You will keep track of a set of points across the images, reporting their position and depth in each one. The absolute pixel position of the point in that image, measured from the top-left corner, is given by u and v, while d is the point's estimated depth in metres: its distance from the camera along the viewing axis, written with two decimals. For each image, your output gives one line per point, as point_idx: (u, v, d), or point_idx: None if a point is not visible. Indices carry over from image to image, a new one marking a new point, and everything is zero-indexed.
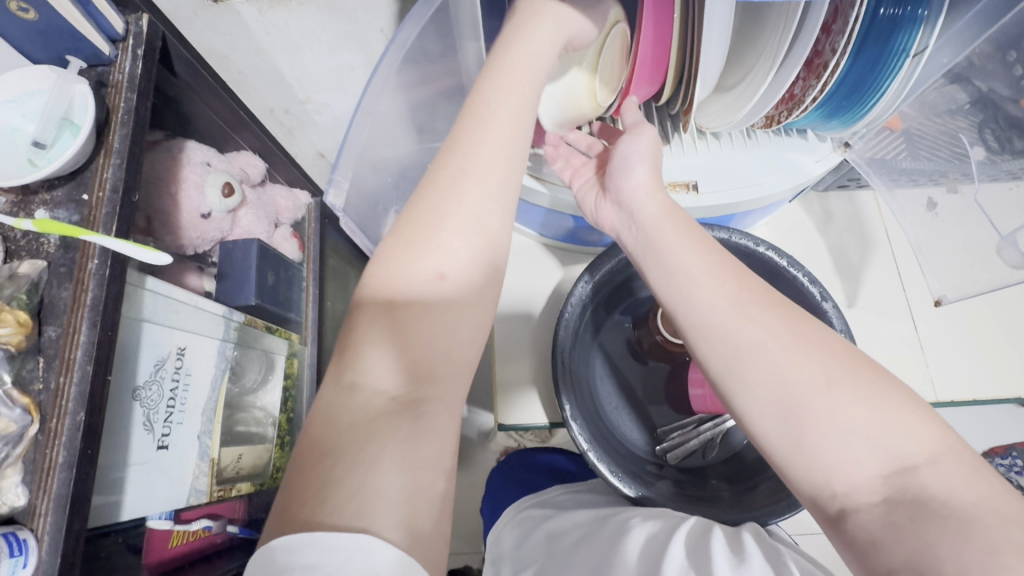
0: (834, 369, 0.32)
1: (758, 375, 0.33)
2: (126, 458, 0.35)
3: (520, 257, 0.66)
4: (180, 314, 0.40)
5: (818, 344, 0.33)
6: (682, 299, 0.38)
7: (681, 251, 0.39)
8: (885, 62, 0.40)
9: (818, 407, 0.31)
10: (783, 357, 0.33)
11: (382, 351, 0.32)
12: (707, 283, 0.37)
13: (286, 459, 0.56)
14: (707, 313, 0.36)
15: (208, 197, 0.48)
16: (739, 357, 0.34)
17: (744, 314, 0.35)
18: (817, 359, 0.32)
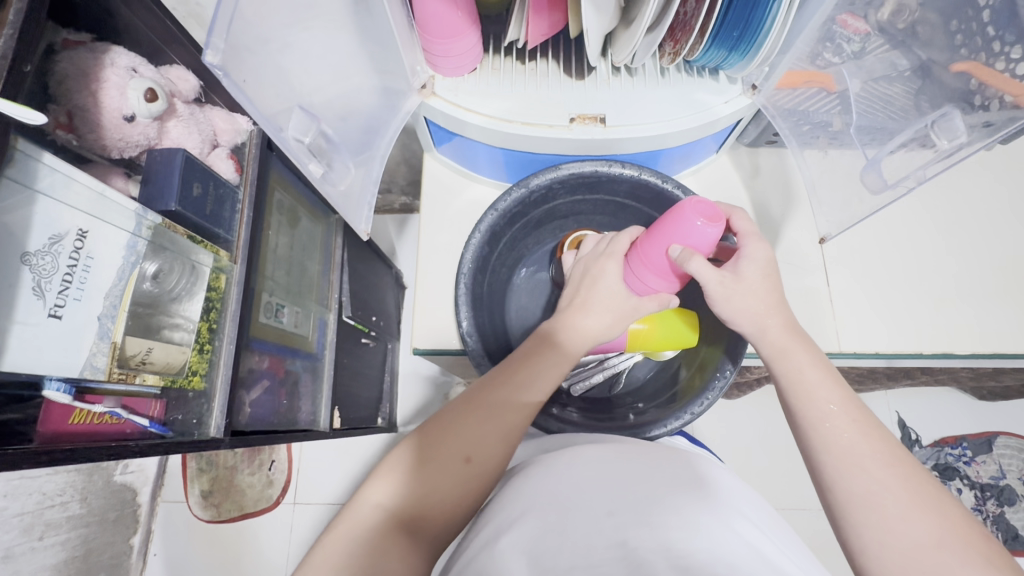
0: (944, 543, 0.38)
1: (874, 538, 0.40)
2: (10, 315, 0.39)
3: (454, 198, 0.68)
4: (83, 198, 0.43)
5: (928, 505, 0.40)
6: (826, 457, 0.43)
7: (833, 412, 0.45)
8: None
9: None
10: (907, 525, 0.39)
11: (516, 383, 0.49)
12: (834, 431, 0.44)
13: (206, 364, 0.57)
14: (850, 476, 0.42)
15: (130, 99, 0.50)
16: (871, 516, 0.40)
17: (873, 472, 0.41)
18: (939, 535, 0.38)
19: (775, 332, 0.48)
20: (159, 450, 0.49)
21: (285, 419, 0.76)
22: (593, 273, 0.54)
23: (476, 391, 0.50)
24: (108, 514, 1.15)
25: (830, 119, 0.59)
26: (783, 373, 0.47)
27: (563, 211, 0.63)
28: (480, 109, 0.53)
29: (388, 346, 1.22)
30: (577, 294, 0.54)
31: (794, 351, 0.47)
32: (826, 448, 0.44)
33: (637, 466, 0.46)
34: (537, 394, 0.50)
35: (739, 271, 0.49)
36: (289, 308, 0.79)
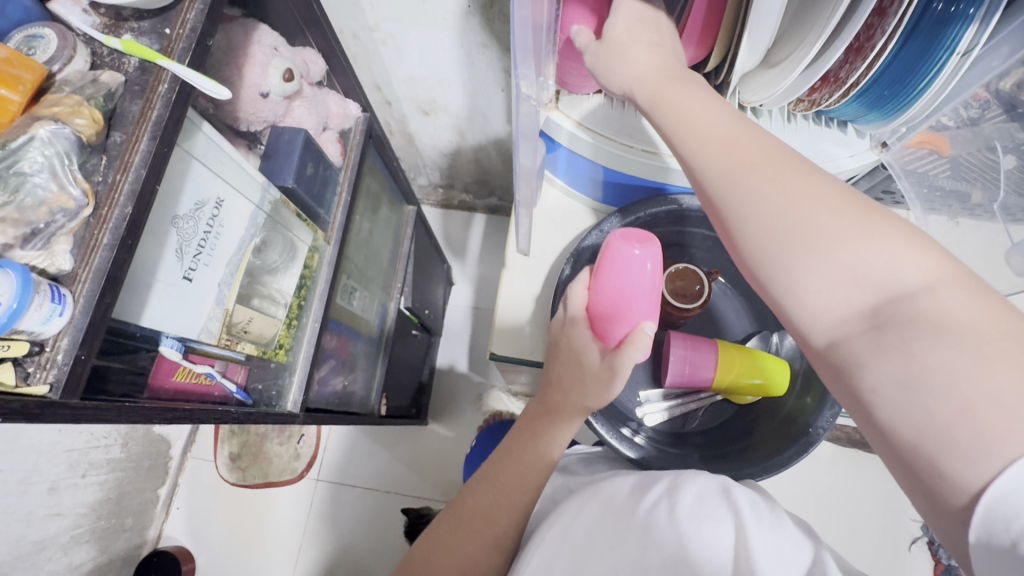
0: (920, 274, 0.29)
1: (816, 284, 0.32)
2: (155, 273, 0.39)
3: (547, 210, 0.69)
4: (225, 167, 0.45)
5: (889, 247, 0.30)
6: (718, 181, 0.37)
7: (718, 136, 0.37)
8: (932, 54, 0.40)
9: (979, 392, 0.24)
10: (959, 384, 0.25)
11: (493, 481, 0.54)
12: (788, 231, 0.33)
13: (290, 339, 0.59)
14: (770, 216, 0.34)
15: (269, 77, 0.52)
16: (788, 235, 0.33)
17: (869, 264, 0.30)
18: (893, 247, 0.30)
19: (684, 100, 0.40)
20: (250, 420, 0.50)
21: (342, 399, 0.78)
22: (574, 358, 0.54)
23: (464, 503, 0.53)
24: (142, 462, 1.16)
25: (962, 188, 0.59)
26: (733, 165, 0.36)
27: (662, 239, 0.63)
28: (600, 129, 0.54)
29: (431, 339, 1.24)
30: (560, 394, 0.55)
31: (696, 98, 0.39)
32: (750, 210, 0.35)
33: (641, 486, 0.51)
34: (510, 487, 0.53)
35: (605, 36, 0.43)
36: (360, 292, 0.81)
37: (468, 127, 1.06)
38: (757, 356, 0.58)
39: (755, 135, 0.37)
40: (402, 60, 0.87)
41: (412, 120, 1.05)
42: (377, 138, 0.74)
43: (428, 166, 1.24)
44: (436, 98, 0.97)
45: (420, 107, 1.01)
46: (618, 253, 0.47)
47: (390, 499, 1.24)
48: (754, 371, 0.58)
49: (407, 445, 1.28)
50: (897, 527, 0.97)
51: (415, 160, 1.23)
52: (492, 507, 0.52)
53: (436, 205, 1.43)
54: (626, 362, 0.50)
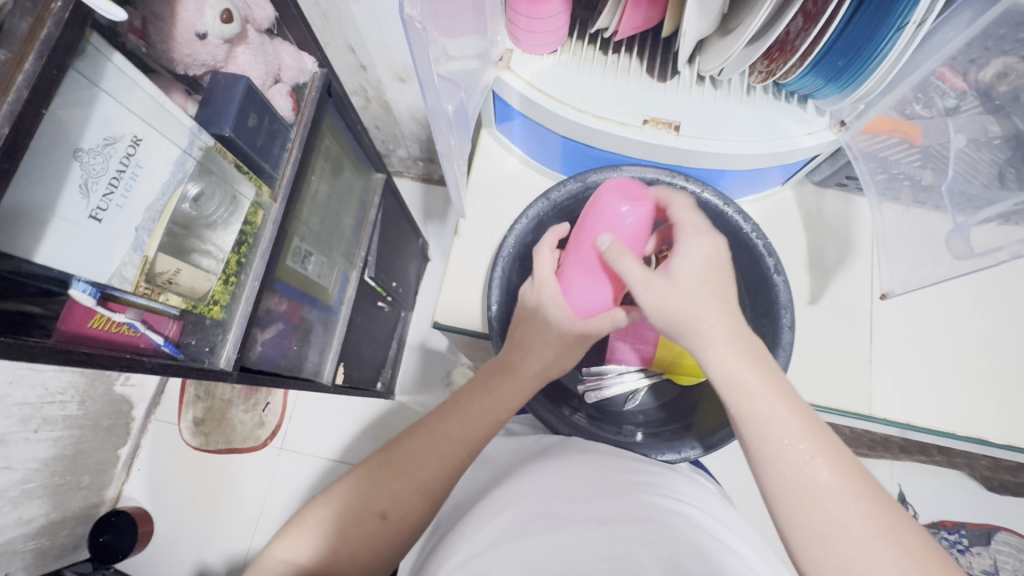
0: (873, 528, 0.37)
1: (804, 525, 0.39)
2: (53, 208, 0.37)
3: (506, 180, 0.67)
4: (144, 105, 0.43)
5: (870, 519, 0.38)
6: (708, 361, 0.44)
7: (703, 306, 0.44)
8: (886, 23, 0.38)
9: (847, 563, 0.37)
10: (830, 547, 0.38)
11: (437, 428, 0.53)
12: (772, 461, 0.40)
13: (228, 296, 0.57)
14: (764, 428, 0.41)
15: (205, 16, 0.50)
16: (800, 497, 0.39)
17: (846, 526, 0.37)
18: (839, 475, 0.39)
19: (677, 312, 0.45)
20: (171, 373, 0.48)
21: (292, 364, 0.76)
22: (539, 318, 0.55)
23: (401, 445, 0.52)
24: (101, 421, 1.15)
25: (917, 175, 0.58)
26: (700, 335, 0.44)
27: None
28: (551, 91, 0.52)
29: (401, 313, 1.22)
30: (518, 353, 0.55)
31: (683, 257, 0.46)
32: (764, 464, 0.41)
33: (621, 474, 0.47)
34: (454, 437, 0.52)
35: (672, 273, 0.46)
36: (316, 257, 0.79)
37: None
38: None
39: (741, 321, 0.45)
40: (374, 20, 0.84)
41: (388, 87, 1.02)
42: (338, 96, 0.71)
43: (408, 137, 1.21)
44: (412, 65, 0.94)
45: (395, 74, 0.98)
46: (608, 207, 0.49)
47: None
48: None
49: (372, 419, 1.27)
50: None
51: (394, 131, 1.20)
52: (431, 454, 0.51)
53: (417, 179, 1.40)
54: (599, 330, 0.55)
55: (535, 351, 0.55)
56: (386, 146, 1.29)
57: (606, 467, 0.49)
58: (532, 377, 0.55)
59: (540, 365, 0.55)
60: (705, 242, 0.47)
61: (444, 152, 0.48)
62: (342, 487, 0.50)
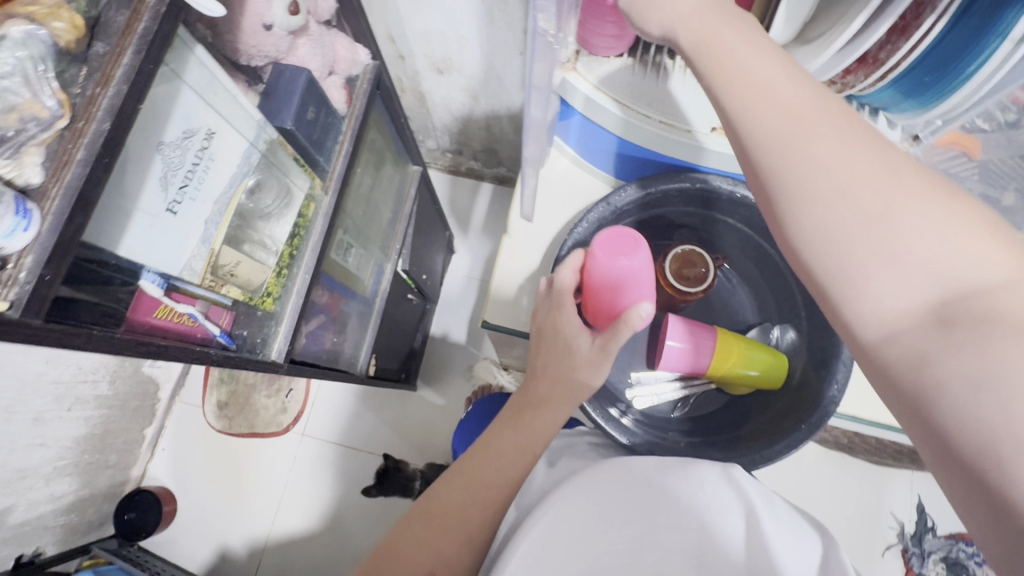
0: (919, 201, 0.30)
1: (848, 244, 0.31)
2: (136, 201, 0.37)
3: (557, 181, 0.66)
4: (219, 97, 0.42)
5: (948, 212, 0.30)
6: (737, 115, 0.36)
7: (764, 65, 0.36)
8: (982, 40, 0.38)
9: (918, 283, 0.29)
10: (889, 279, 0.30)
11: (472, 474, 0.53)
12: (815, 195, 0.33)
13: (280, 289, 0.58)
14: (801, 148, 0.33)
15: (274, 9, 0.49)
16: (853, 228, 0.31)
17: (902, 238, 0.30)
18: (891, 180, 0.31)
19: (728, 45, 0.37)
20: (232, 364, 0.49)
21: (330, 356, 0.76)
22: (562, 340, 0.55)
23: (439, 494, 0.52)
24: (129, 401, 1.16)
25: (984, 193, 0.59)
26: (744, 85, 0.36)
27: (661, 221, 0.62)
28: (619, 97, 0.52)
29: (426, 306, 1.22)
30: (548, 382, 0.55)
31: None
32: (796, 192, 0.33)
33: (645, 475, 0.48)
34: (490, 479, 0.52)
35: None
36: (355, 249, 0.79)
37: (482, 91, 1.02)
38: (755, 347, 0.59)
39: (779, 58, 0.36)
40: (419, 12, 0.83)
41: (426, 78, 1.02)
42: (386, 89, 0.71)
43: (439, 129, 1.21)
44: (452, 57, 0.94)
45: (434, 65, 0.97)
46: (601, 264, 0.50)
47: (372, 461, 1.24)
48: (749, 360, 0.58)
49: (394, 409, 1.28)
50: (872, 531, 0.97)
51: (426, 122, 1.19)
52: (471, 501, 0.51)
53: (443, 170, 1.40)
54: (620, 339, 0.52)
55: (562, 382, 0.55)
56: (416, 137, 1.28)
57: (657, 468, 0.49)
58: (562, 406, 0.55)
59: (573, 386, 0.55)
60: None
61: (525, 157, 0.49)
62: (390, 541, 0.50)
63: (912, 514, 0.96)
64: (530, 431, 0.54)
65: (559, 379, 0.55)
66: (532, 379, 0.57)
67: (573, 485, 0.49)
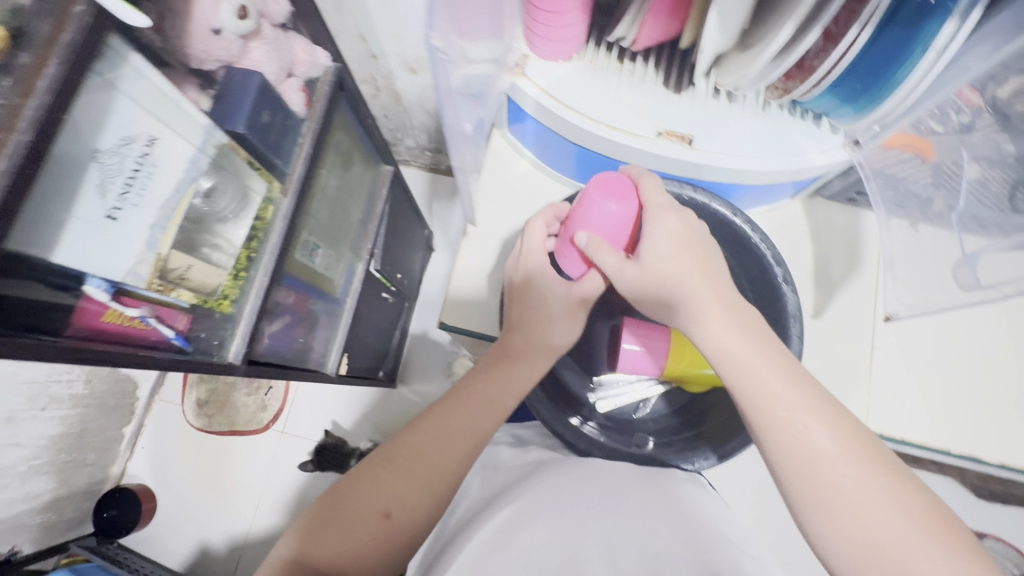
0: (902, 519, 0.39)
1: (786, 470, 0.42)
2: (70, 208, 0.38)
3: (516, 182, 0.67)
4: (158, 104, 0.43)
5: (886, 474, 0.41)
6: (707, 345, 0.47)
7: (701, 290, 0.48)
8: (907, 49, 0.38)
9: (861, 541, 0.39)
10: (862, 516, 0.39)
11: (440, 424, 0.53)
12: (759, 418, 0.44)
13: (238, 291, 0.58)
14: (761, 390, 0.44)
15: (221, 12, 0.50)
16: (785, 461, 0.42)
17: (862, 507, 0.40)
18: (840, 445, 0.41)
19: (662, 256, 0.49)
20: (181, 368, 0.49)
21: (297, 356, 0.77)
22: (535, 293, 0.57)
23: (407, 442, 0.53)
24: (106, 400, 1.16)
25: (930, 194, 0.61)
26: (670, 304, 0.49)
27: None
28: (567, 100, 0.52)
29: (404, 304, 1.23)
30: (521, 337, 0.57)
31: (661, 222, 0.49)
32: (758, 418, 0.44)
33: (610, 486, 0.50)
34: (458, 433, 0.53)
35: (644, 255, 0.49)
36: (323, 250, 0.79)
37: None
38: None
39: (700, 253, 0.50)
40: (388, 11, 0.83)
41: (399, 77, 1.02)
42: (350, 91, 0.71)
43: (417, 128, 1.21)
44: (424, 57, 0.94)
45: (407, 65, 0.97)
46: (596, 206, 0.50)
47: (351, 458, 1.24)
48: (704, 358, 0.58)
49: (374, 406, 1.29)
50: None
51: (403, 121, 1.19)
52: (436, 453, 0.52)
53: (424, 168, 1.39)
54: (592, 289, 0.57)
55: (537, 343, 0.57)
56: (394, 135, 1.28)
57: (625, 483, 0.51)
58: (536, 365, 0.57)
59: (545, 344, 0.57)
60: (673, 222, 0.49)
61: (457, 166, 0.51)
62: (351, 486, 0.50)
63: None
64: (502, 387, 0.55)
65: (534, 337, 0.57)
66: (507, 331, 0.58)
67: (535, 488, 0.50)
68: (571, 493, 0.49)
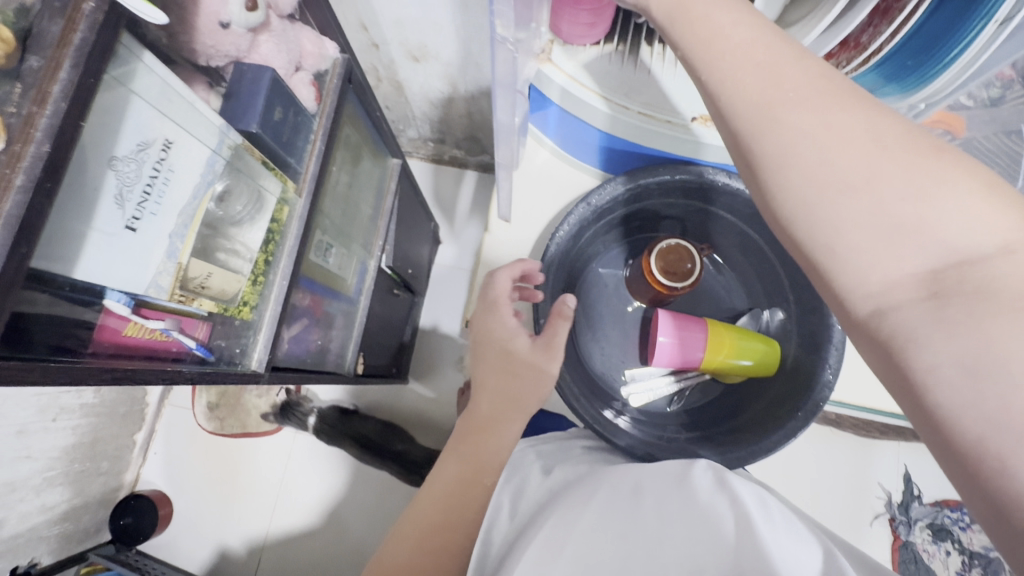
0: (947, 185, 0.31)
1: (809, 197, 0.34)
2: (90, 221, 0.36)
3: (537, 174, 0.65)
4: (173, 105, 0.41)
5: (919, 159, 0.32)
6: (717, 81, 0.37)
7: (725, 22, 0.37)
8: (968, 20, 0.36)
9: (897, 245, 0.32)
10: (911, 224, 0.31)
11: (427, 519, 0.49)
12: (766, 136, 0.35)
13: (256, 296, 0.56)
14: (778, 102, 0.35)
15: (230, 6, 0.47)
16: (806, 187, 0.34)
17: (899, 210, 0.32)
18: (870, 143, 0.33)
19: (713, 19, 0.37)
20: (208, 381, 0.47)
21: (316, 358, 0.75)
22: (505, 349, 0.58)
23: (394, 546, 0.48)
24: (117, 407, 1.15)
25: (972, 173, 0.60)
26: (716, 55, 0.37)
27: (640, 213, 0.62)
28: (597, 87, 0.50)
29: (414, 299, 1.21)
30: (490, 397, 0.57)
31: None
32: (786, 169, 0.35)
33: (641, 495, 0.48)
34: (449, 511, 0.49)
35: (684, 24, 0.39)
36: (336, 249, 0.77)
37: (461, 78, 1.00)
38: (747, 337, 0.58)
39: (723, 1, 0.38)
40: None
41: (402, 66, 0.98)
42: (358, 83, 0.68)
43: (419, 118, 1.18)
44: (428, 44, 0.91)
45: (410, 53, 0.94)
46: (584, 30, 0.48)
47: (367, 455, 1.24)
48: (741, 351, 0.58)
49: (389, 401, 1.28)
50: (862, 503, 0.98)
51: (405, 111, 1.16)
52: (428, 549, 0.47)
53: (426, 159, 1.37)
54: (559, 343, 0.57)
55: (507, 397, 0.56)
56: (396, 126, 1.25)
57: (667, 481, 0.49)
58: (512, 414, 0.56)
59: (529, 392, 0.57)
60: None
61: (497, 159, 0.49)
62: None
63: (899, 484, 0.96)
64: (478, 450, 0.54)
65: (497, 393, 0.57)
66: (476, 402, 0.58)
67: (580, 499, 0.49)
68: (601, 512, 0.47)
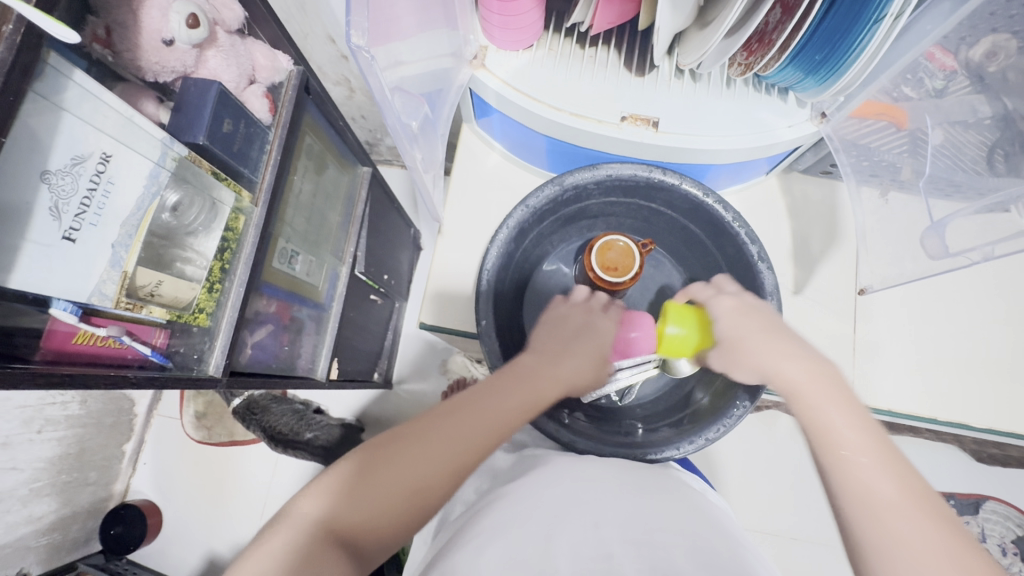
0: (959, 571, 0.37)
1: (861, 509, 0.41)
2: (25, 233, 0.38)
3: (489, 177, 0.67)
4: (109, 121, 0.43)
5: (946, 541, 0.38)
6: (826, 459, 0.45)
7: (851, 429, 0.45)
8: (864, 16, 0.39)
9: None
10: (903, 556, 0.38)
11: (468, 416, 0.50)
12: (828, 456, 0.45)
13: (213, 304, 0.57)
14: (846, 445, 0.44)
15: (171, 23, 0.49)
16: (868, 526, 0.40)
17: (919, 543, 0.38)
18: (890, 487, 0.41)
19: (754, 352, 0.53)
20: (156, 386, 0.48)
21: (284, 364, 0.77)
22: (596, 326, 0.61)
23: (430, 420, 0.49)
24: (104, 419, 1.17)
25: (898, 162, 0.62)
26: (802, 410, 0.49)
27: (572, 214, 0.64)
28: (525, 92, 0.51)
29: (395, 305, 1.22)
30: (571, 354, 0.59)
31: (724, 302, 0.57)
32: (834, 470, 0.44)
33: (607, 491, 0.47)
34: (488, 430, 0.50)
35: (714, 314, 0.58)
36: (304, 256, 0.79)
37: None
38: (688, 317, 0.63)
39: (820, 385, 0.49)
40: None
41: None
42: (316, 94, 0.70)
43: None
44: None
45: None
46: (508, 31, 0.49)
47: None
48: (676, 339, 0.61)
49: (373, 407, 1.29)
50: None
51: (380, 120, 1.18)
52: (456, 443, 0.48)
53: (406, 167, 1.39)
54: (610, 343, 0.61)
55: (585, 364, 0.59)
56: (374, 136, 1.27)
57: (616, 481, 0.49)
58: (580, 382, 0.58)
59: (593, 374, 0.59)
60: (785, 347, 0.52)
61: (411, 165, 0.51)
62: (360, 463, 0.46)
63: None
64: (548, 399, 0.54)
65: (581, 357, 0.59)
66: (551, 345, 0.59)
67: (528, 488, 0.49)
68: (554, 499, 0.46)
